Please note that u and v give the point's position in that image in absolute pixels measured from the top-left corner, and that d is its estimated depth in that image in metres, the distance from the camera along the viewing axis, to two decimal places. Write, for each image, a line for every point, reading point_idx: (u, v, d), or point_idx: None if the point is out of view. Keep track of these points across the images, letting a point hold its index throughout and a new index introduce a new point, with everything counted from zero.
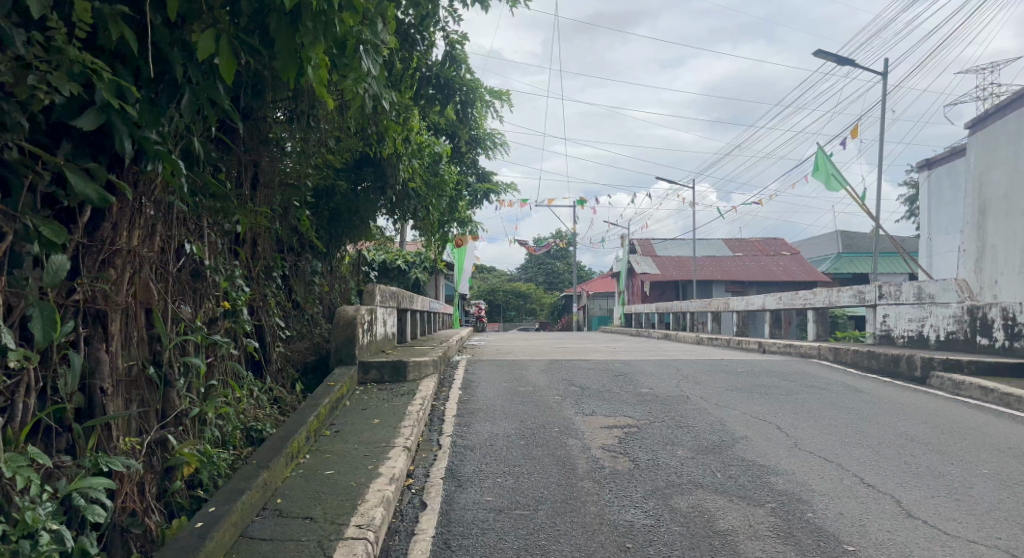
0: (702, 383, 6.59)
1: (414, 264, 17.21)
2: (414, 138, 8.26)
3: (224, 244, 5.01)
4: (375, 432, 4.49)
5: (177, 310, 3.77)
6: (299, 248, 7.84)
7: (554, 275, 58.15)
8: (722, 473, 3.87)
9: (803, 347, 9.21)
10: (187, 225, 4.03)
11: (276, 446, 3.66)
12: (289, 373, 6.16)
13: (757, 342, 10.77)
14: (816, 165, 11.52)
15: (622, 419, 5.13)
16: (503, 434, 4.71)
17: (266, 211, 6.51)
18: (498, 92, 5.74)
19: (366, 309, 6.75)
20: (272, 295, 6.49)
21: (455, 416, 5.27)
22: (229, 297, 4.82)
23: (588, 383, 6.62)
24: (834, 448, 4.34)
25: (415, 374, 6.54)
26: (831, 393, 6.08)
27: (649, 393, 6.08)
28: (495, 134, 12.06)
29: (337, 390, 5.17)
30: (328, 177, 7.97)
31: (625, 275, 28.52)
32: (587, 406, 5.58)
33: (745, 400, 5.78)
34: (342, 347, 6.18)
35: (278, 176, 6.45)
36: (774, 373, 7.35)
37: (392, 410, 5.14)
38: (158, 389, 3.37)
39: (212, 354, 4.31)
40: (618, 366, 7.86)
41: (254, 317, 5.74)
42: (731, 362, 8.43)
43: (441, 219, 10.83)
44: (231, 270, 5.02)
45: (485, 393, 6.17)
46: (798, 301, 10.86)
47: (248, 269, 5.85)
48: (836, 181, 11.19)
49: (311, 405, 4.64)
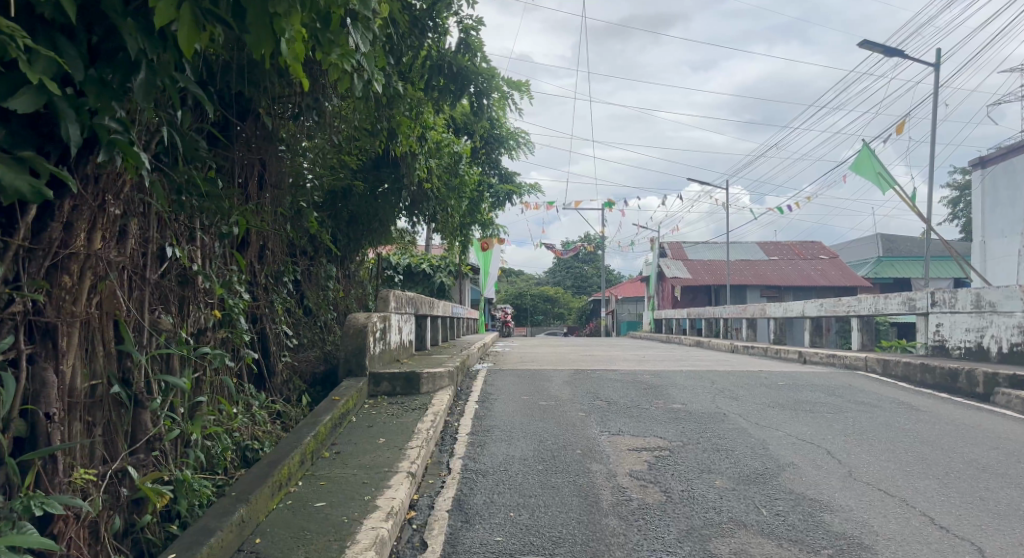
0: (740, 398, 6.07)
1: (438, 268, 16.87)
2: (431, 136, 7.87)
3: (221, 248, 4.67)
4: (378, 453, 4.09)
5: (156, 321, 3.42)
6: (313, 252, 7.52)
7: (583, 279, 57.54)
8: (768, 509, 3.37)
9: (848, 358, 8.58)
10: (171, 227, 3.68)
11: (262, 475, 3.27)
12: (296, 385, 5.81)
13: (796, 351, 10.15)
14: (857, 162, 10.90)
15: (652, 440, 4.64)
16: (519, 457, 4.27)
17: (274, 213, 6.19)
18: (516, 82, 5.30)
19: (378, 316, 6.37)
20: (280, 301, 6.17)
21: (469, 435, 4.85)
22: (225, 304, 4.48)
23: (615, 397, 6.13)
24: (896, 479, 3.80)
25: (430, 386, 6.13)
26: (884, 411, 5.50)
27: (681, 410, 5.57)
28: (519, 134, 11.66)
29: (342, 405, 4.79)
30: (343, 177, 7.64)
31: (655, 280, 27.87)
32: (612, 424, 5.10)
33: (789, 419, 5.24)
34: (352, 357, 5.81)
35: (285, 176, 6.12)
36: (818, 387, 6.77)
37: (400, 427, 4.73)
38: (128, 410, 3.01)
39: (202, 368, 3.96)
40: (647, 378, 7.37)
41: (256, 325, 5.39)
42: (770, 373, 7.87)
43: (463, 221, 10.46)
44: (227, 276, 4.68)
45: (503, 408, 5.74)
46: (840, 308, 10.23)
47: (253, 274, 5.52)
48: (880, 178, 10.60)
49: (310, 423, 4.25)
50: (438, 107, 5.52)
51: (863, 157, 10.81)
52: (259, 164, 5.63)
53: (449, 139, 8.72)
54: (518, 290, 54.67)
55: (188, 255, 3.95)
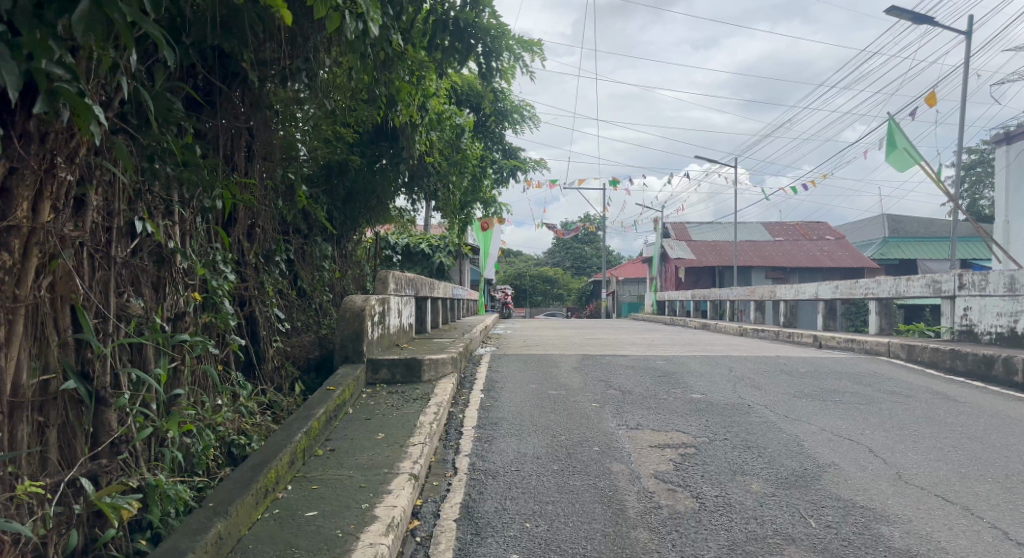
0: (763, 387, 5.69)
1: (438, 248, 16.43)
2: (433, 106, 7.39)
3: (204, 223, 4.25)
4: (376, 451, 3.70)
5: (124, 305, 3.00)
6: (307, 230, 7.09)
7: (582, 260, 57.13)
8: (817, 520, 3.00)
9: (868, 343, 8.20)
10: (142, 198, 3.26)
11: (244, 480, 2.88)
12: (288, 373, 5.41)
13: (812, 335, 9.77)
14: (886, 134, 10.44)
15: (675, 435, 4.27)
16: (532, 455, 3.89)
17: (263, 187, 5.74)
18: (528, 41, 4.83)
19: (377, 299, 5.97)
20: (270, 282, 5.75)
21: (476, 429, 4.47)
22: (207, 285, 4.06)
23: (629, 386, 5.75)
24: (952, 483, 3.43)
25: (431, 373, 5.73)
26: (920, 403, 5.13)
27: (702, 400, 5.19)
28: (524, 107, 11.16)
29: (338, 396, 4.40)
30: (338, 150, 7.18)
31: (658, 262, 27.46)
32: (630, 416, 4.73)
33: (819, 412, 4.86)
34: (349, 342, 5.42)
35: (274, 145, 5.66)
36: (842, 375, 6.40)
37: (401, 420, 4.33)
38: (87, 408, 2.59)
39: (182, 356, 3.55)
40: (659, 364, 6.99)
41: (244, 309, 4.98)
42: (789, 359, 7.50)
43: (464, 199, 10.01)
44: (210, 254, 4.26)
45: (510, 397, 5.36)
46: (857, 291, 9.84)
47: (240, 252, 5.09)
48: (904, 154, 10.18)
49: (302, 417, 3.84)
50: (440, 71, 5.05)
51: (889, 132, 10.40)
52: (245, 131, 5.17)
53: (450, 112, 8.24)
54: (517, 271, 54.23)
55: (162, 231, 3.51)
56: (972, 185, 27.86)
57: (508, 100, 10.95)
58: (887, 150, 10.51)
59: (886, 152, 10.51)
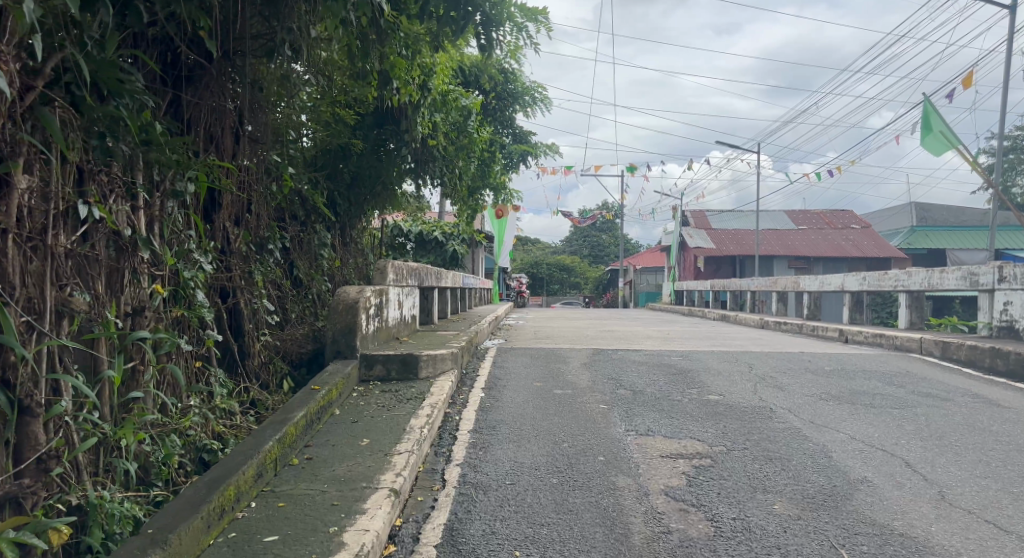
0: (786, 388, 5.28)
1: (451, 236, 16.06)
2: (438, 85, 7.00)
3: (178, 209, 3.93)
4: (358, 460, 3.36)
5: (67, 299, 2.68)
6: (305, 217, 6.76)
7: (600, 248, 56.56)
8: (849, 551, 2.61)
9: (898, 338, 7.71)
10: (93, 179, 2.94)
11: (197, 497, 2.56)
12: (276, 369, 5.09)
13: (837, 329, 9.29)
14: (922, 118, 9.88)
15: (689, 444, 3.88)
16: (530, 466, 3.53)
17: (253, 169, 5.41)
18: (532, 10, 4.42)
19: (373, 291, 5.62)
20: (261, 271, 5.43)
21: (472, 433, 4.12)
22: (178, 276, 3.75)
23: (640, 385, 5.37)
24: (1004, 506, 3.02)
25: (430, 370, 5.39)
26: (960, 408, 4.68)
27: (720, 403, 4.80)
28: (536, 89, 10.73)
29: (323, 397, 4.07)
30: (338, 132, 6.83)
31: (677, 250, 26.88)
32: (639, 421, 4.34)
33: (848, 418, 4.44)
34: (341, 336, 5.09)
35: (263, 127, 5.32)
36: (872, 374, 5.95)
37: (390, 424, 3.99)
38: (8, 420, 2.28)
39: (143, 355, 3.24)
40: (675, 360, 6.59)
41: (228, 300, 4.66)
42: (813, 356, 7.06)
43: (472, 185, 9.63)
44: (185, 242, 3.94)
45: (512, 397, 5.00)
46: (886, 283, 9.33)
47: (223, 240, 4.77)
48: (942, 138, 9.62)
49: (278, 421, 3.52)
50: (437, 43, 4.66)
51: (924, 115, 9.85)
52: (230, 110, 4.84)
53: (455, 92, 7.84)
54: (534, 259, 53.78)
55: (121, 217, 3.19)
56: (1005, 172, 26.90)
57: (519, 81, 10.52)
58: (922, 135, 9.97)
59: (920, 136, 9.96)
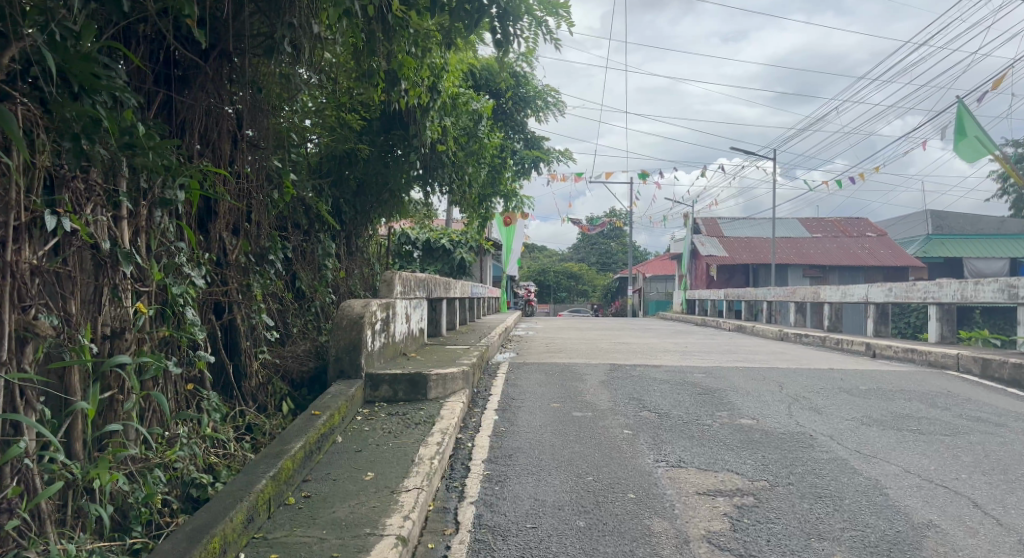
0: (823, 411, 4.91)
1: (460, 244, 15.72)
2: (449, 87, 6.67)
3: (168, 218, 3.61)
4: (362, 500, 3.01)
5: (31, 323, 2.37)
6: (310, 225, 6.43)
7: (608, 256, 56.22)
8: None
9: (932, 354, 7.31)
10: (65, 186, 2.63)
11: (175, 553, 2.23)
12: (276, 389, 4.75)
13: (863, 343, 8.89)
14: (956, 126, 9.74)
15: (726, 478, 3.52)
16: (553, 505, 3.17)
17: (255, 177, 5.10)
18: (553, 2, 4.08)
19: (380, 305, 5.28)
20: (261, 284, 5.10)
21: (486, 464, 3.76)
22: (167, 292, 3.42)
23: (666, 407, 5.00)
24: None
25: (440, 390, 5.03)
26: (1017, 435, 4.29)
27: (754, 428, 4.43)
28: (548, 93, 10.41)
29: (324, 423, 3.73)
30: (345, 137, 6.52)
31: (687, 258, 26.47)
32: (669, 449, 3.98)
33: (898, 447, 4.06)
34: (344, 354, 4.75)
35: (264, 131, 5.01)
36: (911, 394, 5.56)
37: (396, 453, 3.64)
38: None
39: (123, 383, 2.91)
40: (699, 377, 6.22)
41: (223, 316, 4.34)
42: (845, 373, 6.67)
43: (482, 192, 9.30)
44: (174, 255, 3.62)
45: (529, 421, 4.65)
46: (914, 294, 8.93)
47: (219, 251, 4.44)
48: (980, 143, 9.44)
49: (273, 454, 3.18)
50: (449, 40, 4.32)
51: (957, 121, 9.71)
52: (227, 113, 4.53)
53: (466, 96, 7.51)
54: (542, 267, 53.45)
55: (100, 228, 2.87)
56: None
57: (531, 85, 10.22)
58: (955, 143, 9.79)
59: (954, 143, 9.78)
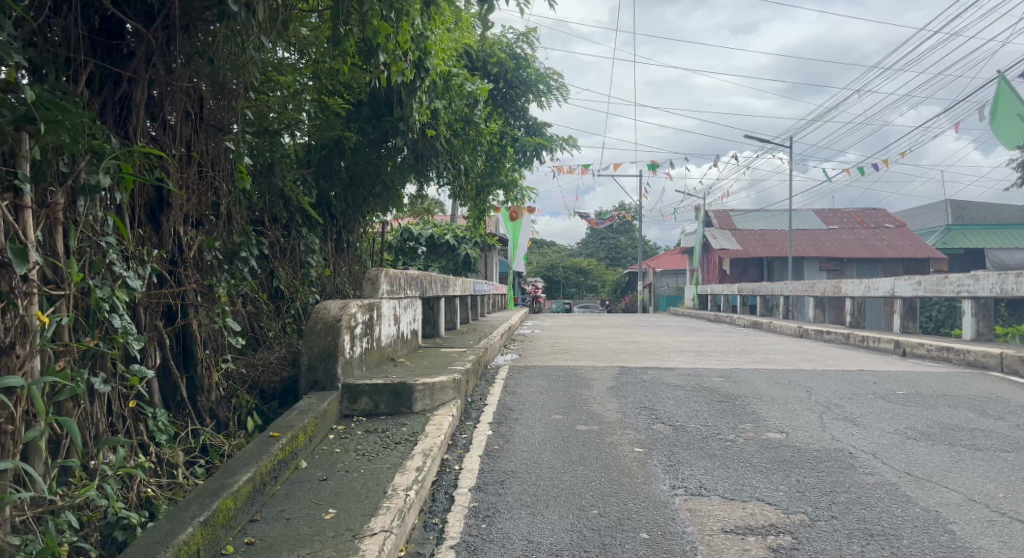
0: (861, 422, 4.33)
1: (465, 239, 15.16)
2: (441, 65, 6.09)
3: (97, 208, 3.08)
4: (314, 548, 2.47)
5: None
6: (292, 220, 5.88)
7: (618, 251, 55.57)
8: None
9: (971, 353, 6.70)
10: None
11: None
12: (238, 402, 4.29)
13: (892, 341, 8.26)
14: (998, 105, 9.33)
15: (757, 512, 2.95)
16: (549, 548, 2.62)
17: (222, 166, 4.55)
18: None
19: (361, 307, 4.73)
20: (229, 284, 4.57)
21: (472, 494, 3.21)
22: (90, 297, 2.91)
23: (681, 419, 4.43)
24: None
25: (426, 401, 4.48)
26: None
27: (785, 445, 3.85)
28: (551, 76, 9.85)
29: (284, 447, 3.20)
30: (331, 123, 5.97)
31: (698, 252, 25.78)
32: (687, 473, 3.42)
33: (955, 468, 3.46)
34: (319, 363, 4.22)
35: (229, 113, 4.47)
36: (958, 400, 4.96)
37: (367, 483, 3.09)
38: None
39: (14, 410, 2.39)
40: (716, 382, 5.65)
41: (175, 323, 3.81)
42: (878, 374, 6.07)
43: (481, 182, 8.75)
44: (104, 252, 3.09)
45: (525, 437, 4.09)
46: (946, 287, 8.30)
47: (175, 248, 3.91)
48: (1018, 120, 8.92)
49: (211, 491, 2.65)
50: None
51: (1000, 99, 9.32)
52: (182, 92, 3.99)
53: (460, 77, 6.97)
54: (550, 263, 52.87)
55: None
56: None
57: (533, 67, 9.68)
58: (993, 124, 9.34)
59: (993, 123, 9.34)
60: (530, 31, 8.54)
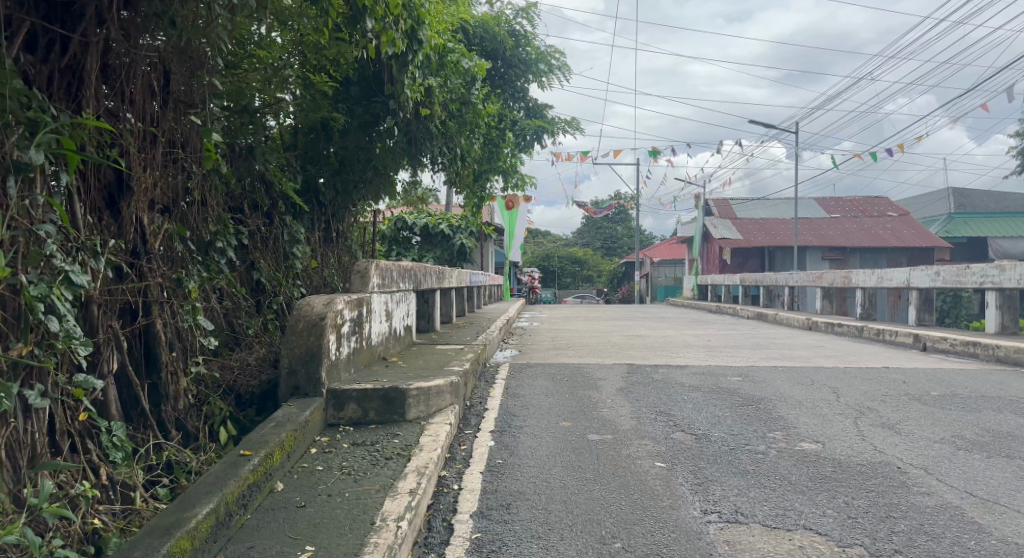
0: (903, 430, 3.92)
1: (461, 229, 14.65)
2: (437, 38, 5.63)
3: (33, 190, 2.61)
4: None
5: None
6: (275, 207, 5.40)
7: (614, 241, 55.15)
8: None
9: (1001, 349, 6.30)
10: None
11: None
12: (209, 409, 3.83)
13: (910, 334, 7.87)
14: None
15: (808, 545, 2.52)
16: None
17: (195, 146, 4.07)
18: None
19: (349, 302, 4.28)
20: (202, 277, 4.10)
21: (473, 522, 2.77)
22: (21, 296, 2.44)
23: (703, 426, 4.00)
24: None
25: (421, 408, 4.04)
26: None
27: (824, 459, 3.43)
28: (551, 56, 9.38)
29: (255, 469, 2.75)
30: (318, 100, 5.48)
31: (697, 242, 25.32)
32: (719, 494, 2.99)
33: (1021, 486, 3.05)
34: (300, 367, 3.76)
35: (201, 87, 3.98)
36: (1001, 402, 4.55)
37: (352, 511, 2.66)
38: None
39: None
40: (735, 382, 5.23)
41: (136, 322, 3.35)
42: (906, 373, 5.66)
43: (478, 168, 8.28)
44: (42, 243, 2.62)
45: (532, 450, 3.66)
46: (967, 278, 7.90)
47: (136, 238, 3.43)
48: None
49: (162, 529, 2.21)
50: None
51: None
52: (143, 61, 3.51)
53: (456, 53, 6.50)
54: (546, 253, 52.40)
55: None
56: None
57: (532, 46, 9.20)
58: None
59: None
60: (529, 6, 8.05)
